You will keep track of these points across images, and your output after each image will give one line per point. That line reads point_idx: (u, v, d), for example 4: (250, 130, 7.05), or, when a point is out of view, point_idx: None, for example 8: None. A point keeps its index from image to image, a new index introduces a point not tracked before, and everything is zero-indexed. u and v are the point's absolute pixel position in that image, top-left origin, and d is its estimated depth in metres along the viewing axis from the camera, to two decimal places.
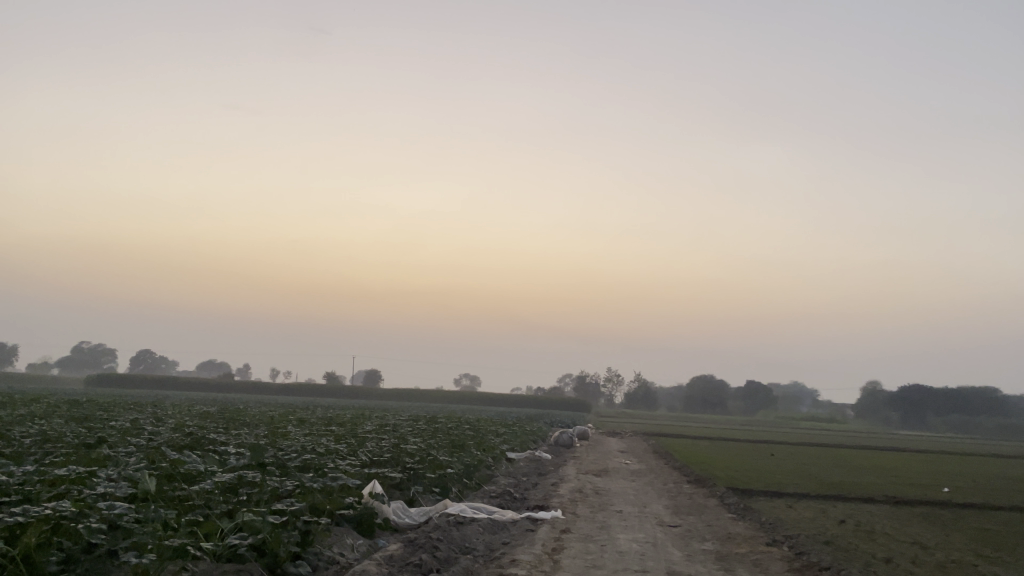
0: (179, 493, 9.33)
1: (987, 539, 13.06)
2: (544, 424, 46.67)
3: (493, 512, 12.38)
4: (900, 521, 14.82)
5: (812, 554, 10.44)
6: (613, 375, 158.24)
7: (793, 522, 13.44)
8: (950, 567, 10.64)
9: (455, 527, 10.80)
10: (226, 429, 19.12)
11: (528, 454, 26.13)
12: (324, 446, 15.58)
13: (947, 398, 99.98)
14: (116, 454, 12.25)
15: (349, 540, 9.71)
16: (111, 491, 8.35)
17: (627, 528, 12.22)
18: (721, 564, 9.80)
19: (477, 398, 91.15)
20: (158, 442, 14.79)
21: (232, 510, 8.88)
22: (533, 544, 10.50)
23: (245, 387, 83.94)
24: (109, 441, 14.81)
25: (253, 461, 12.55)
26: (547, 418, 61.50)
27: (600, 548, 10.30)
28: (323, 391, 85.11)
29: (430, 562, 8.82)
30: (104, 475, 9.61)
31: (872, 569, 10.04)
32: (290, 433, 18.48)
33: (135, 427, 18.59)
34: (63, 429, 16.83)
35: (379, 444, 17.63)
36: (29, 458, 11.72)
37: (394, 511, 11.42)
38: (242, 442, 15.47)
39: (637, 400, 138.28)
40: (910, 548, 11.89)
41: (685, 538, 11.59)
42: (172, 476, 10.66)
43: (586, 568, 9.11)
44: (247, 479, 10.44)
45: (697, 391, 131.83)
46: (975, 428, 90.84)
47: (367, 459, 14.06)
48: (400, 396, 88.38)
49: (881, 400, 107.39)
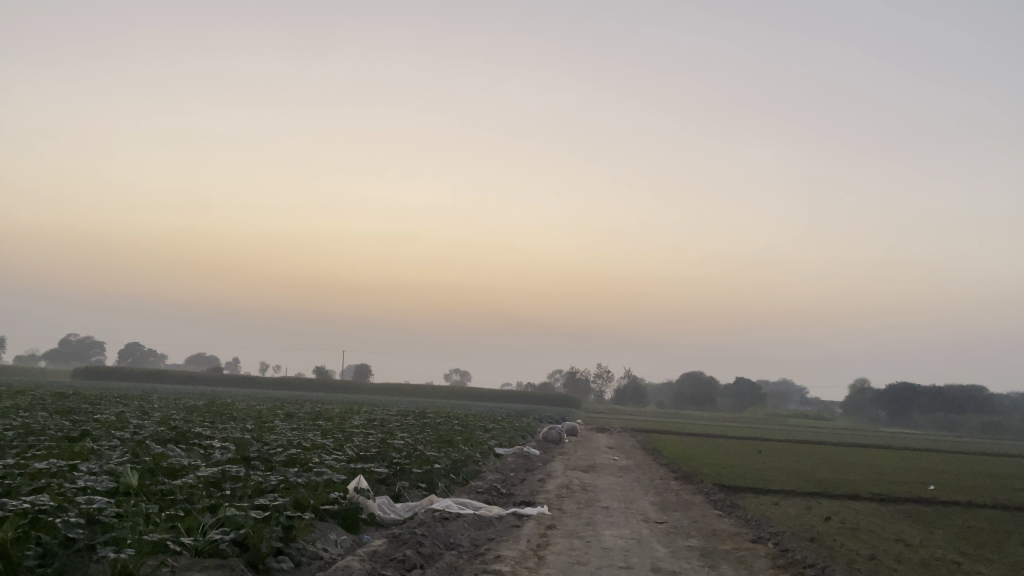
0: (162, 487, 9.27)
1: (970, 538, 13.13)
2: (532, 420, 46.65)
3: (478, 507, 12.36)
4: (885, 518, 14.86)
5: (796, 551, 10.47)
6: (603, 372, 158.96)
7: (779, 519, 13.49)
8: (933, 565, 10.68)
9: (440, 523, 10.76)
10: (212, 423, 19.00)
11: (517, 450, 26.11)
12: (309, 441, 15.49)
13: (934, 396, 100.47)
14: (99, 447, 12.16)
15: (333, 535, 9.66)
16: (91, 485, 8.27)
17: (612, 524, 12.23)
18: (705, 561, 9.81)
19: (466, 395, 91.08)
20: (142, 436, 14.70)
21: (214, 505, 8.83)
22: (518, 539, 10.48)
23: (233, 380, 83.75)
24: (93, 434, 14.70)
25: (238, 455, 12.47)
26: (537, 414, 61.51)
27: (585, 545, 10.29)
28: (312, 385, 85.01)
29: (414, 558, 8.79)
30: (85, 468, 9.51)
31: (856, 567, 10.05)
32: (275, 428, 18.40)
33: (121, 420, 18.49)
34: (47, 423, 16.67)
35: (366, 439, 17.56)
36: (10, 451, 11.60)
37: (379, 507, 11.37)
38: (226, 436, 15.36)
39: (626, 396, 138.41)
40: (894, 545, 11.93)
41: (670, 535, 11.57)
42: (154, 470, 10.60)
43: (569, 565, 9.08)
44: (230, 474, 10.36)
45: (686, 388, 132.23)
46: (960, 426, 91.36)
47: (353, 454, 14.01)
48: (389, 391, 88.34)
49: (868, 398, 107.84)
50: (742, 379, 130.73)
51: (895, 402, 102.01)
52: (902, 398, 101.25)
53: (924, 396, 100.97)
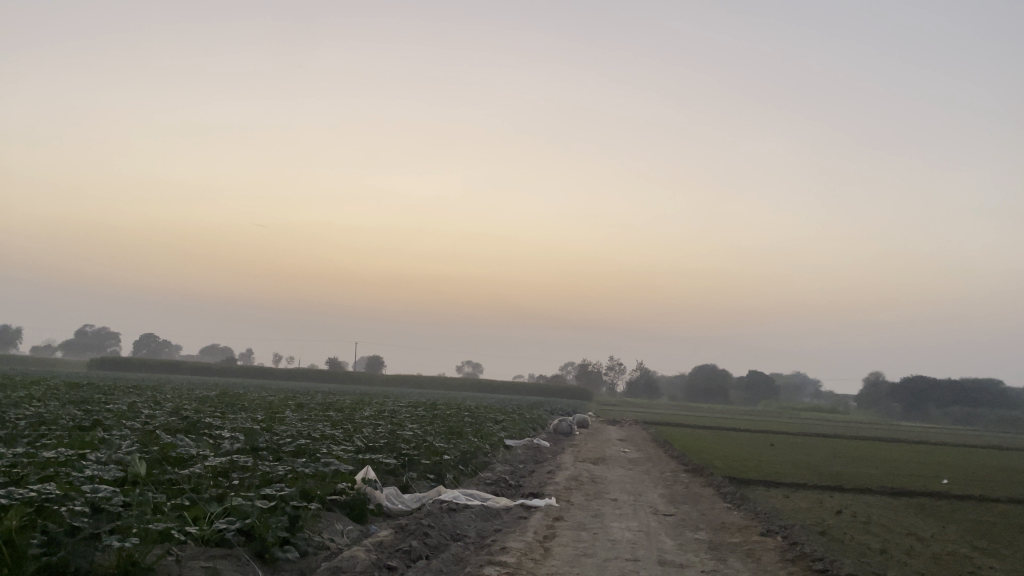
0: (169, 477, 9.29)
1: (983, 532, 12.99)
2: (544, 412, 46.68)
3: (486, 499, 12.35)
4: (897, 512, 14.75)
5: (805, 545, 10.37)
6: (614, 365, 159.18)
7: (789, 512, 13.39)
8: (945, 559, 10.56)
9: (447, 514, 10.73)
10: (223, 414, 19.11)
11: (527, 442, 26.07)
12: (319, 431, 15.50)
13: (950, 390, 99.84)
14: (108, 437, 12.22)
15: (340, 525, 9.66)
16: (99, 474, 8.30)
17: (620, 516, 12.19)
18: (713, 554, 9.75)
19: (479, 387, 91.36)
20: (153, 426, 14.78)
21: (222, 494, 8.83)
22: (525, 531, 10.46)
23: (246, 372, 84.31)
24: (105, 424, 14.81)
25: (247, 446, 12.50)
26: (548, 406, 61.56)
27: (592, 536, 10.25)
28: (325, 376, 85.48)
29: (419, 549, 8.80)
30: (94, 457, 9.56)
31: (865, 560, 9.95)
32: (285, 418, 18.48)
33: (133, 410, 18.64)
34: (60, 412, 16.79)
35: (376, 430, 17.58)
36: (22, 441, 11.67)
37: (386, 497, 11.38)
38: (236, 427, 15.42)
39: (638, 388, 138.48)
40: (906, 539, 11.81)
41: (678, 528, 11.51)
42: (163, 459, 10.65)
43: (575, 557, 9.04)
44: (238, 464, 10.38)
45: (699, 380, 131.80)
46: (977, 420, 90.62)
47: (363, 445, 14.01)
48: (402, 382, 88.89)
49: (881, 391, 107.49)
50: (755, 371, 130.08)
51: (909, 395, 101.32)
52: (916, 391, 100.53)
53: (939, 389, 100.17)
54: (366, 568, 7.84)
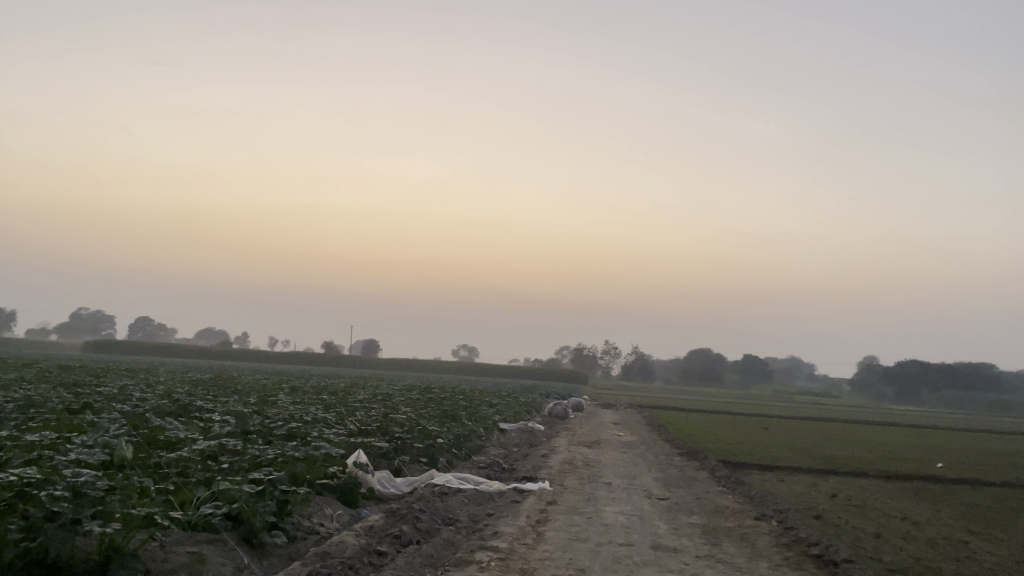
0: (157, 461, 9.15)
1: (978, 516, 12.94)
2: (539, 396, 46.75)
3: (479, 482, 12.23)
4: (892, 496, 14.70)
5: (801, 530, 10.27)
6: (610, 349, 160.11)
7: (783, 496, 13.32)
8: (940, 544, 10.46)
9: (439, 499, 10.61)
10: (215, 397, 18.88)
11: (521, 425, 26.01)
12: (312, 414, 15.41)
13: (942, 374, 100.50)
14: (97, 419, 12.11)
15: (329, 510, 9.54)
16: (83, 458, 8.15)
17: (614, 500, 12.10)
18: (708, 538, 9.65)
19: (474, 371, 91.42)
20: (143, 409, 14.61)
21: (209, 479, 8.68)
22: (518, 515, 10.36)
23: (241, 354, 84.08)
24: (94, 406, 14.68)
25: (237, 429, 12.34)
26: (544, 389, 61.60)
27: (585, 521, 10.15)
28: (321, 360, 85.37)
29: (411, 534, 8.69)
30: (80, 440, 9.40)
31: (861, 544, 9.87)
32: (278, 402, 18.30)
33: (123, 393, 18.49)
34: (48, 395, 16.54)
35: (369, 414, 17.44)
36: (9, 424, 11.52)
37: (378, 481, 11.28)
38: (227, 410, 15.27)
39: (633, 372, 139.01)
40: (901, 523, 11.75)
41: (672, 511, 11.42)
42: (151, 442, 10.52)
43: (569, 542, 8.91)
44: (228, 448, 10.24)
45: (694, 365, 132.08)
46: (969, 404, 91.26)
47: (355, 428, 13.88)
48: (398, 366, 88.95)
49: (876, 375, 108.13)
50: (750, 355, 130.66)
51: (903, 378, 102.02)
52: (909, 376, 101.11)
53: (932, 373, 100.72)
54: (355, 553, 7.74)
